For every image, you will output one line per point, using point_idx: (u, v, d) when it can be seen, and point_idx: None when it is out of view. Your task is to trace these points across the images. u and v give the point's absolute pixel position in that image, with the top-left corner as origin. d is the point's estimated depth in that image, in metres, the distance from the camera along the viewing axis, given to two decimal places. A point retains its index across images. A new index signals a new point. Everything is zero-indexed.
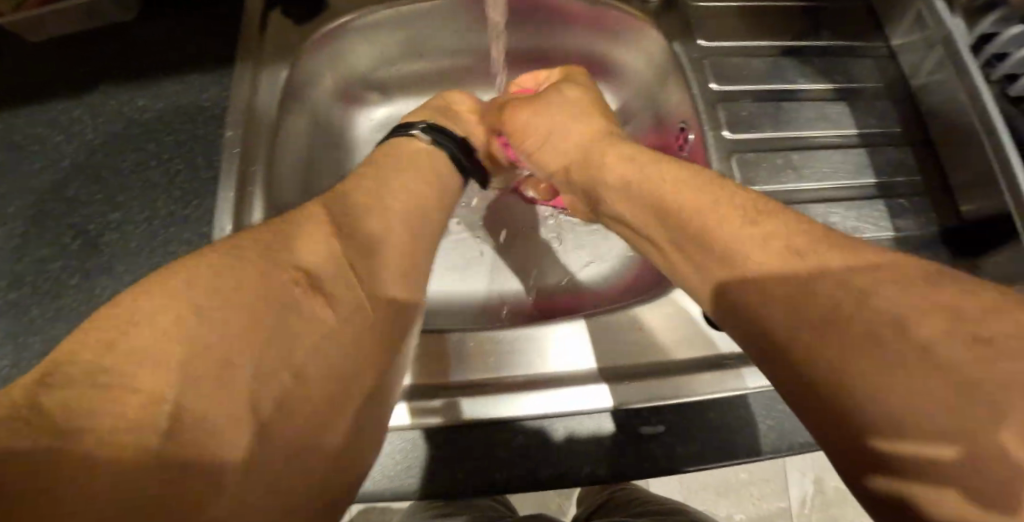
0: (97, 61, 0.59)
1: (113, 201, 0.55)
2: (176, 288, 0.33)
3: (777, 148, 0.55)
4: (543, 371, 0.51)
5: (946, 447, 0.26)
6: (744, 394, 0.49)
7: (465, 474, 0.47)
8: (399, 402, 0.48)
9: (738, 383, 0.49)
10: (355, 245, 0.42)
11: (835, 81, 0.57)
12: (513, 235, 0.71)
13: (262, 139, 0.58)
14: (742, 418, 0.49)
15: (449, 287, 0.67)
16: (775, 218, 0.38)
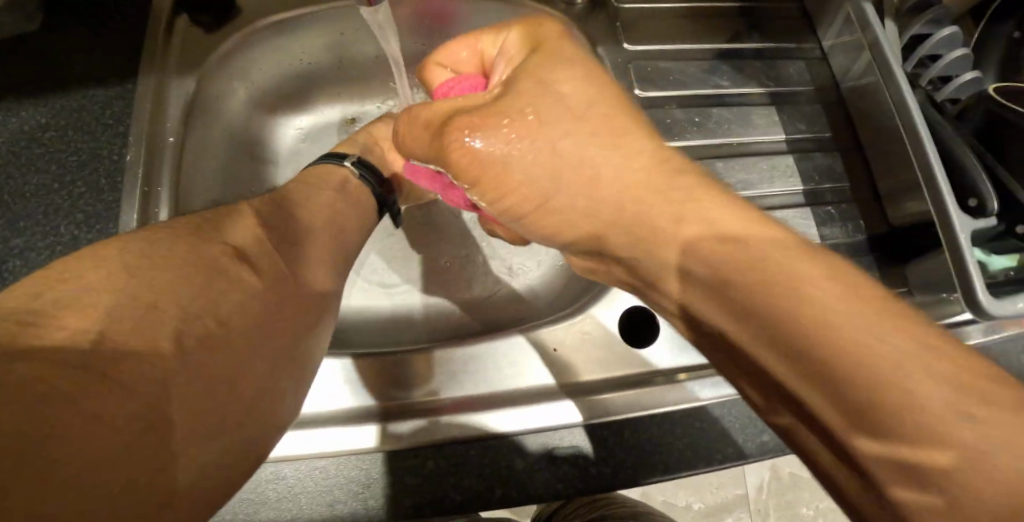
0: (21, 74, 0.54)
1: (11, 226, 0.50)
2: (69, 325, 0.29)
3: (701, 156, 0.51)
4: (489, 389, 0.46)
5: (940, 450, 0.24)
6: (705, 405, 0.45)
7: (430, 496, 0.42)
8: (355, 426, 0.44)
9: (691, 394, 0.45)
10: (237, 280, 0.37)
11: (765, 85, 0.55)
12: (440, 241, 0.64)
13: (167, 154, 0.51)
14: (714, 428, 0.45)
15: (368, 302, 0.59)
16: (711, 261, 0.34)
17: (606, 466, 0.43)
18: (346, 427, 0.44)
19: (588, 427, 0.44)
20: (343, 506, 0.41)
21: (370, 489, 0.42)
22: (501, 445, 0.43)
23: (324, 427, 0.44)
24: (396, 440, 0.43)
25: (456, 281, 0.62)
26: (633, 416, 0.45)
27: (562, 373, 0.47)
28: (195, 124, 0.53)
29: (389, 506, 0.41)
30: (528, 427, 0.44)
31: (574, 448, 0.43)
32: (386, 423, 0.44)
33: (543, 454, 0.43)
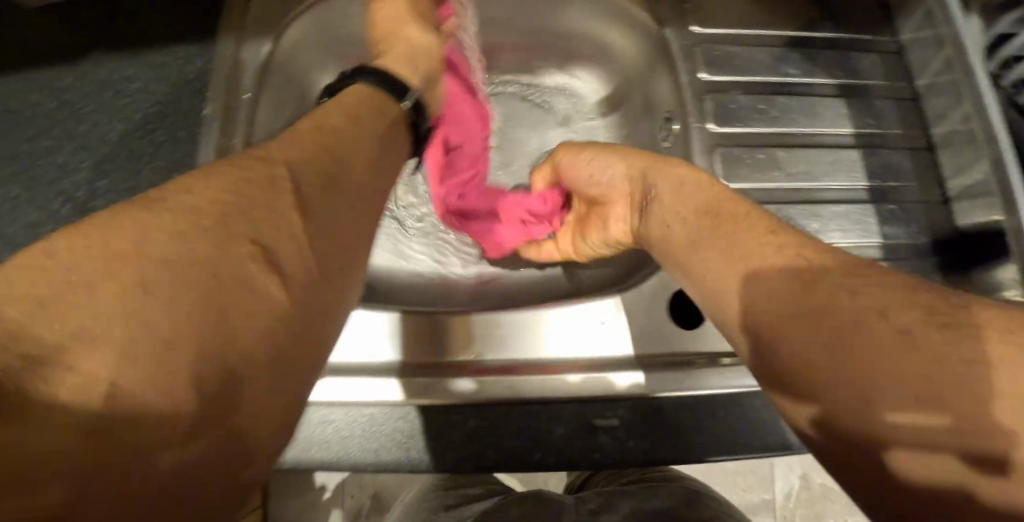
0: (108, 30, 0.57)
1: (100, 169, 0.54)
2: None
3: (766, 143, 0.50)
4: (539, 356, 0.47)
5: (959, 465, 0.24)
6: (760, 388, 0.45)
7: (475, 453, 0.43)
8: (391, 380, 0.45)
9: (739, 379, 0.45)
10: None
11: (835, 77, 0.54)
12: None
13: (243, 111, 0.52)
14: (765, 414, 0.45)
15: (405, 264, 0.58)
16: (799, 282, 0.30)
17: (643, 442, 0.44)
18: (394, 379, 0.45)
19: (629, 400, 0.45)
20: (386, 454, 0.43)
21: (413, 441, 0.43)
22: (544, 413, 0.44)
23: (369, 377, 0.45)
24: (439, 397, 0.44)
25: (497, 246, 0.61)
26: (674, 395, 0.45)
27: (606, 345, 0.47)
28: (268, 83, 0.54)
29: (430, 457, 0.43)
30: (571, 396, 0.44)
31: (614, 422, 0.44)
32: (432, 379, 0.45)
33: (582, 424, 0.44)
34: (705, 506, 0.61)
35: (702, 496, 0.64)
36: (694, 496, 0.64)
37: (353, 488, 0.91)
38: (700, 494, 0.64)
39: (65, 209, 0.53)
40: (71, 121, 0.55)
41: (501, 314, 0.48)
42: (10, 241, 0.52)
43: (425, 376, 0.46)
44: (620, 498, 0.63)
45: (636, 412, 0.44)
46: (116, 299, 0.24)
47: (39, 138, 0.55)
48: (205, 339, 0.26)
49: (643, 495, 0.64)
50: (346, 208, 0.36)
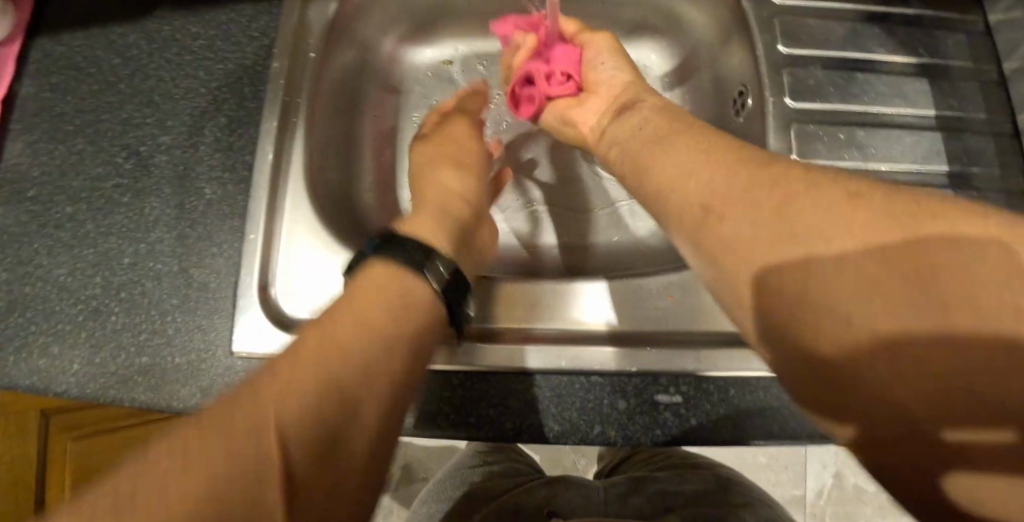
0: None
1: (164, 125, 0.54)
2: None
3: (842, 121, 0.48)
4: (583, 330, 0.45)
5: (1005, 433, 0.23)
6: None
7: (518, 423, 0.43)
8: (450, 345, 0.43)
9: None
10: None
11: (919, 55, 0.51)
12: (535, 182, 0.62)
13: (308, 71, 0.52)
14: None
15: None
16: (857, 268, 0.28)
17: (705, 422, 0.43)
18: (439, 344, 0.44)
19: (692, 377, 0.43)
20: (442, 419, 0.43)
21: (471, 407, 0.43)
22: (604, 386, 0.43)
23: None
24: (490, 364, 0.43)
25: (548, 220, 0.61)
26: (737, 376, 0.43)
27: (666, 319, 0.46)
28: (332, 43, 0.54)
29: (488, 424, 0.43)
30: (635, 371, 0.43)
31: (677, 399, 0.43)
32: (474, 344, 0.44)
33: (643, 400, 0.43)
34: (735, 494, 0.59)
35: (733, 483, 0.62)
36: (725, 484, 0.61)
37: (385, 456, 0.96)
38: (733, 482, 0.62)
39: (128, 163, 0.53)
40: (135, 78, 0.55)
41: (547, 287, 0.47)
42: (74, 193, 0.52)
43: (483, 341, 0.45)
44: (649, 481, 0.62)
45: (689, 390, 0.43)
46: (201, 446, 0.27)
47: (103, 93, 0.55)
48: (264, 452, 0.27)
49: (673, 476, 0.62)
50: (395, 311, 0.37)
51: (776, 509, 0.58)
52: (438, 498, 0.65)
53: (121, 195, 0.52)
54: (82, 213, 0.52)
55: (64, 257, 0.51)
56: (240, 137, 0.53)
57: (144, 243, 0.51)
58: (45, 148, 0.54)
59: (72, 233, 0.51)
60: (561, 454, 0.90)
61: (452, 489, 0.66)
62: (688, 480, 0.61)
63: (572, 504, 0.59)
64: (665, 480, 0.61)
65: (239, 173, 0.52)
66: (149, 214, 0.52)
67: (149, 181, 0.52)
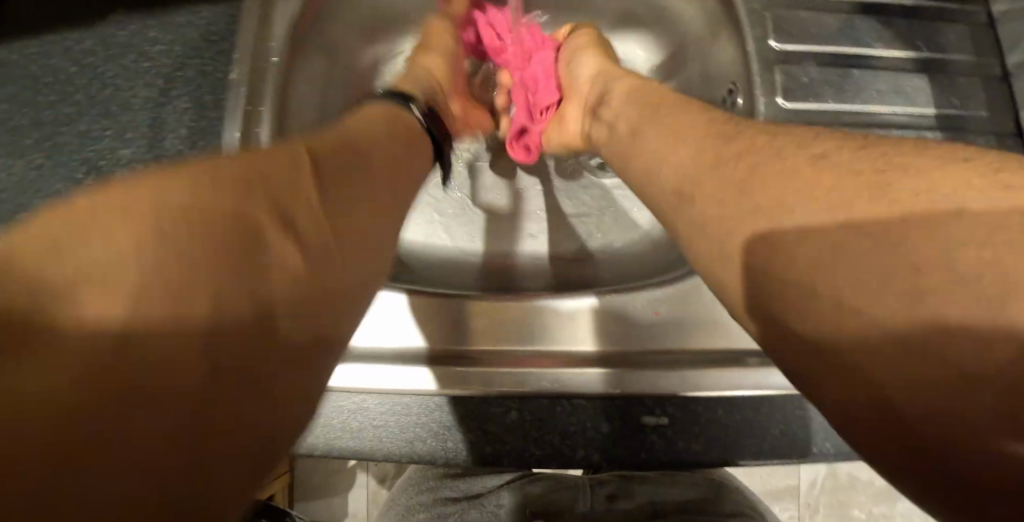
0: None
1: (123, 137, 0.51)
2: None
3: (837, 122, 0.46)
4: (564, 349, 0.44)
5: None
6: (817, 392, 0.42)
7: (501, 448, 0.41)
8: (424, 369, 0.42)
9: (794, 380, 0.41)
10: None
11: (917, 49, 0.48)
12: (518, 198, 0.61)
13: (272, 75, 0.49)
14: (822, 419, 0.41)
15: (430, 241, 0.57)
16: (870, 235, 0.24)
17: (694, 442, 0.41)
18: (413, 368, 0.43)
19: (679, 399, 0.42)
20: (419, 443, 0.41)
21: (451, 433, 0.41)
22: (588, 409, 0.41)
23: (394, 364, 0.43)
24: (469, 388, 0.42)
25: (526, 229, 0.59)
26: (724, 396, 0.41)
27: (653, 337, 0.44)
28: (296, 47, 0.51)
29: (469, 450, 0.41)
30: (620, 393, 0.41)
31: (664, 420, 0.41)
32: (451, 368, 0.43)
33: (628, 421, 0.41)
34: (730, 502, 0.58)
35: (727, 488, 0.61)
36: (717, 486, 0.61)
37: None
38: (724, 487, 0.61)
39: (87, 179, 0.51)
40: (93, 87, 0.52)
41: (530, 302, 0.45)
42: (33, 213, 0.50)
43: (461, 365, 0.43)
44: (638, 482, 0.62)
45: (678, 412, 0.41)
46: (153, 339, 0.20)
47: (60, 105, 0.52)
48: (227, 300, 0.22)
49: (665, 480, 0.61)
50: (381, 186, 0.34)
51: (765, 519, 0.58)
52: (418, 487, 0.64)
53: None
54: None
55: None
56: (202, 148, 0.50)
57: None
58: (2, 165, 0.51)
59: None
60: None
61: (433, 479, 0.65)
62: (683, 486, 0.60)
63: (558, 505, 0.59)
64: (657, 483, 0.61)
65: None
66: None
67: None
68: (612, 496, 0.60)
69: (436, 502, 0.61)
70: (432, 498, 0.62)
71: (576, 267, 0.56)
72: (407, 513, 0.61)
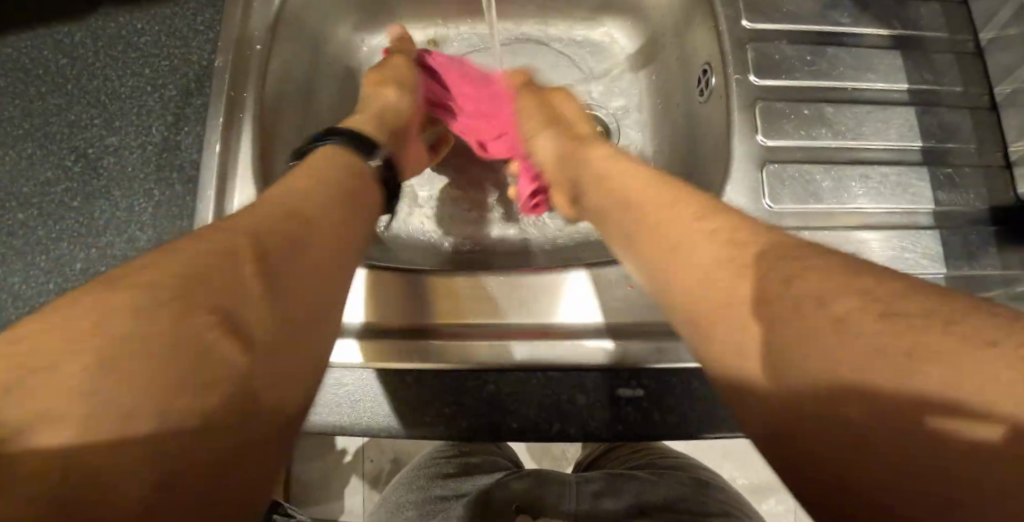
0: None
1: (110, 126, 0.52)
2: None
3: (810, 98, 0.46)
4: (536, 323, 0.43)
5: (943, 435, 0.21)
6: None
7: (476, 421, 0.41)
8: (395, 343, 0.43)
9: None
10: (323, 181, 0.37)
11: (890, 26, 0.49)
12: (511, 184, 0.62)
13: (253, 62, 0.50)
14: None
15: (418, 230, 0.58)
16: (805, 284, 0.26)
17: (669, 415, 0.41)
18: (380, 342, 0.43)
19: (657, 373, 0.42)
20: (397, 417, 0.42)
21: (427, 406, 0.42)
22: (565, 382, 0.42)
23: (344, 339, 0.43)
24: (446, 361, 0.42)
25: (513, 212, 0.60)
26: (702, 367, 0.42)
27: (637, 311, 0.43)
28: (279, 36, 0.52)
29: (448, 424, 0.41)
30: (595, 365, 0.42)
31: (639, 392, 0.42)
32: (428, 342, 0.43)
33: (605, 393, 0.42)
34: (712, 502, 0.59)
35: (710, 489, 0.61)
36: (701, 487, 0.61)
37: (373, 451, 0.98)
38: (709, 488, 0.61)
39: (76, 165, 0.52)
40: (81, 78, 0.53)
41: (504, 275, 0.44)
42: (24, 201, 0.52)
43: (431, 340, 0.43)
44: (626, 481, 0.61)
45: (655, 384, 0.42)
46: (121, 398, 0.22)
47: (49, 96, 0.54)
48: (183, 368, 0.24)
49: (649, 478, 0.61)
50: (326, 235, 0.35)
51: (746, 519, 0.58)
52: (408, 486, 0.65)
53: (71, 200, 0.51)
54: (33, 219, 0.51)
55: (15, 265, 0.50)
56: (187, 136, 0.51)
57: (96, 247, 0.50)
58: None
59: (25, 239, 0.51)
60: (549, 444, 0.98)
61: (422, 479, 0.66)
62: (667, 484, 0.60)
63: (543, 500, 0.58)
64: (644, 483, 0.60)
65: (185, 173, 0.50)
66: (100, 218, 0.51)
67: (98, 184, 0.51)
68: (598, 493, 0.59)
69: (424, 502, 0.61)
70: (419, 498, 0.62)
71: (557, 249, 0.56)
72: (395, 511, 0.62)
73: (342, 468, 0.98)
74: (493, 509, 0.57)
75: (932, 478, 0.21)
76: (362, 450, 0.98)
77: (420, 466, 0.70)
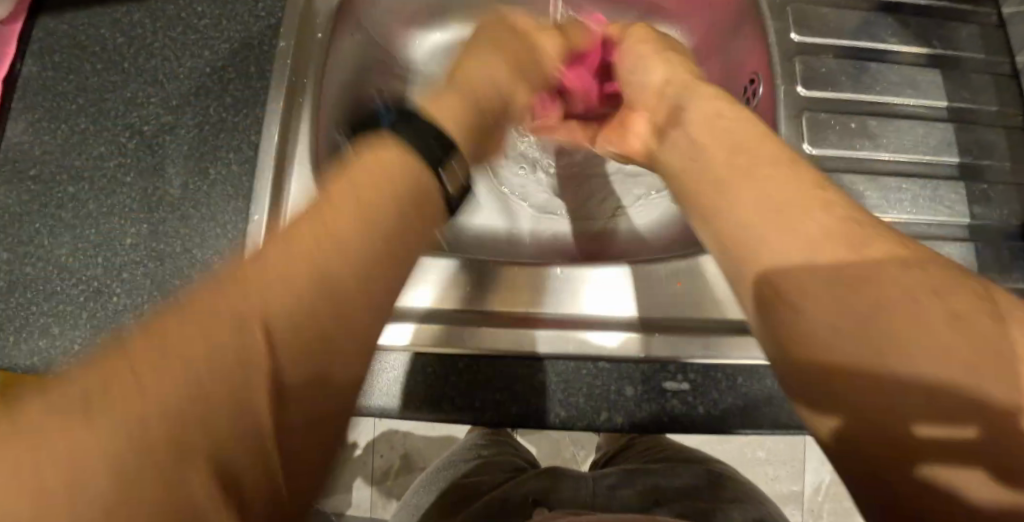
0: None
1: (167, 105, 0.53)
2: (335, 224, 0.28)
3: (854, 111, 0.48)
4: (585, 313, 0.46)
5: (967, 429, 0.22)
6: None
7: (524, 408, 0.43)
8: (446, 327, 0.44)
9: None
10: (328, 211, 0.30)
11: (930, 46, 0.51)
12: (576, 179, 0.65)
13: (315, 51, 0.51)
14: None
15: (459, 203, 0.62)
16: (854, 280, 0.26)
17: (713, 409, 0.43)
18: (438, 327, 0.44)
19: (703, 367, 0.43)
20: (447, 403, 0.43)
21: (477, 391, 0.43)
22: (614, 375, 0.43)
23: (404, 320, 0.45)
24: (500, 347, 0.43)
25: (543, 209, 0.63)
26: (745, 364, 0.43)
27: (680, 306, 0.45)
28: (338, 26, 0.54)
29: (497, 411, 0.43)
30: (643, 357, 0.43)
31: (684, 386, 0.43)
32: (482, 329, 0.44)
33: (652, 385, 0.43)
34: (731, 492, 0.60)
35: (728, 480, 0.62)
36: (719, 480, 0.61)
37: (384, 446, 0.98)
38: (728, 480, 0.62)
39: (130, 141, 0.53)
40: (139, 57, 0.54)
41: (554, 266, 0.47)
42: (76, 173, 0.52)
43: (486, 326, 0.45)
44: (643, 473, 0.62)
45: (697, 376, 0.43)
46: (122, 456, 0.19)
47: (106, 73, 0.54)
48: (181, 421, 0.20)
49: (669, 470, 0.63)
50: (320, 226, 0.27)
51: (765, 507, 0.59)
52: (431, 485, 0.67)
53: (124, 176, 0.52)
54: (84, 193, 0.52)
55: (66, 237, 0.51)
56: (245, 118, 0.52)
57: (148, 223, 0.51)
58: (47, 128, 0.53)
59: (76, 212, 0.51)
60: (560, 446, 0.98)
61: (443, 478, 0.67)
62: (683, 477, 0.61)
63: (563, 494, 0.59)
64: (663, 473, 0.61)
65: (238, 154, 0.51)
66: (152, 195, 0.51)
67: (152, 160, 0.52)
68: (615, 486, 0.60)
69: (444, 500, 0.62)
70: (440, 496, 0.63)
71: (579, 251, 0.60)
72: (418, 510, 0.63)
73: (352, 461, 0.98)
74: (511, 502, 0.58)
75: (972, 416, 0.22)
76: (373, 445, 0.98)
77: (442, 466, 0.71)
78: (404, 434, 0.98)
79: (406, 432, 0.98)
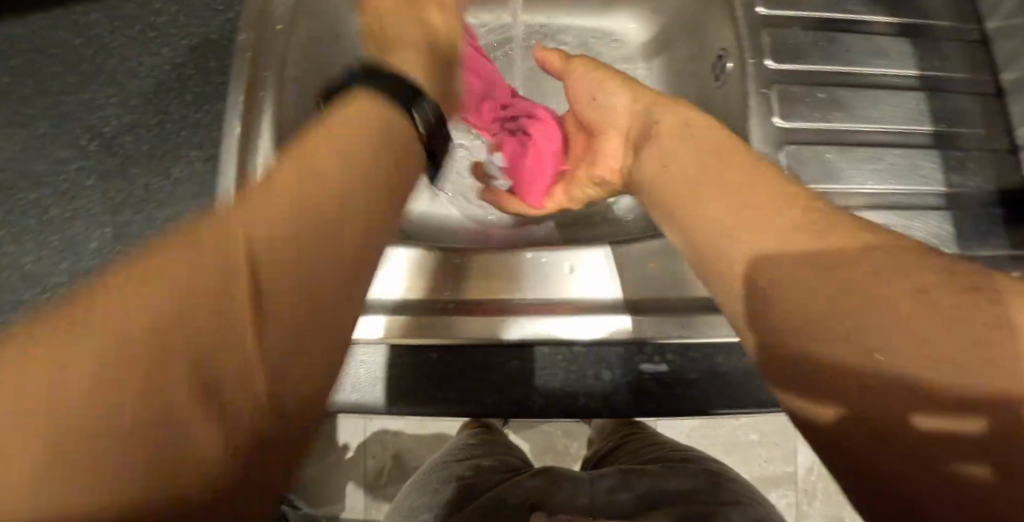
0: None
1: (127, 105, 0.52)
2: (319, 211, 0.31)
3: (823, 82, 0.48)
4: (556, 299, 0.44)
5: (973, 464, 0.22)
6: None
7: (501, 395, 0.42)
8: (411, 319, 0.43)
9: None
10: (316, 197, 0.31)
11: (899, 14, 0.50)
12: None
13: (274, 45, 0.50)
14: None
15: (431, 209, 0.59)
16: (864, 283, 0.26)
17: (692, 390, 0.42)
18: (409, 319, 0.43)
19: (681, 348, 0.42)
20: (421, 395, 0.42)
21: (451, 382, 0.42)
22: (591, 360, 0.42)
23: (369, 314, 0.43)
24: (474, 336, 0.42)
25: None
26: (726, 341, 0.42)
27: (652, 286, 0.44)
28: (300, 17, 0.53)
29: (473, 401, 0.42)
30: (621, 339, 0.42)
31: (663, 368, 0.42)
32: (456, 317, 0.43)
33: (629, 369, 0.42)
34: (726, 491, 0.59)
35: (723, 480, 0.61)
36: (713, 478, 0.61)
37: (375, 447, 0.97)
38: (724, 479, 0.62)
39: (91, 145, 0.51)
40: (97, 57, 0.53)
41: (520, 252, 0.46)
42: (37, 179, 0.51)
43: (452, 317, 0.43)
44: (636, 476, 0.61)
45: (674, 359, 0.42)
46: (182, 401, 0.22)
47: (64, 75, 0.53)
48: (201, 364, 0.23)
49: (664, 469, 0.62)
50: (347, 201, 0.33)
51: (761, 509, 0.58)
52: (421, 490, 0.65)
53: (86, 179, 0.51)
54: (45, 200, 0.50)
55: (29, 246, 0.50)
56: (207, 114, 0.51)
57: (111, 227, 0.49)
58: (6, 134, 0.52)
59: (38, 217, 0.50)
60: (553, 439, 0.98)
61: (435, 482, 0.66)
62: (677, 478, 0.60)
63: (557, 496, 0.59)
64: (655, 477, 0.61)
65: (201, 152, 0.50)
66: (116, 198, 0.50)
67: (113, 163, 0.51)
68: (612, 489, 0.59)
69: (437, 504, 0.61)
70: (437, 502, 0.62)
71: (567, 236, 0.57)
72: (409, 514, 0.62)
73: (344, 465, 0.97)
74: (507, 503, 0.57)
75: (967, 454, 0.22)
76: (365, 447, 0.97)
77: (433, 468, 0.70)
78: (396, 435, 0.97)
79: (397, 433, 0.97)
